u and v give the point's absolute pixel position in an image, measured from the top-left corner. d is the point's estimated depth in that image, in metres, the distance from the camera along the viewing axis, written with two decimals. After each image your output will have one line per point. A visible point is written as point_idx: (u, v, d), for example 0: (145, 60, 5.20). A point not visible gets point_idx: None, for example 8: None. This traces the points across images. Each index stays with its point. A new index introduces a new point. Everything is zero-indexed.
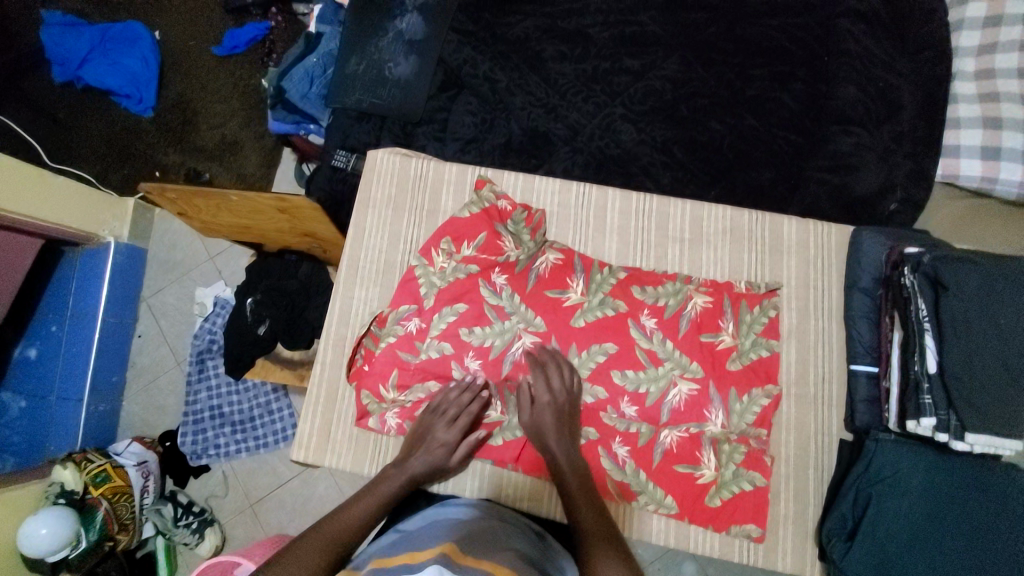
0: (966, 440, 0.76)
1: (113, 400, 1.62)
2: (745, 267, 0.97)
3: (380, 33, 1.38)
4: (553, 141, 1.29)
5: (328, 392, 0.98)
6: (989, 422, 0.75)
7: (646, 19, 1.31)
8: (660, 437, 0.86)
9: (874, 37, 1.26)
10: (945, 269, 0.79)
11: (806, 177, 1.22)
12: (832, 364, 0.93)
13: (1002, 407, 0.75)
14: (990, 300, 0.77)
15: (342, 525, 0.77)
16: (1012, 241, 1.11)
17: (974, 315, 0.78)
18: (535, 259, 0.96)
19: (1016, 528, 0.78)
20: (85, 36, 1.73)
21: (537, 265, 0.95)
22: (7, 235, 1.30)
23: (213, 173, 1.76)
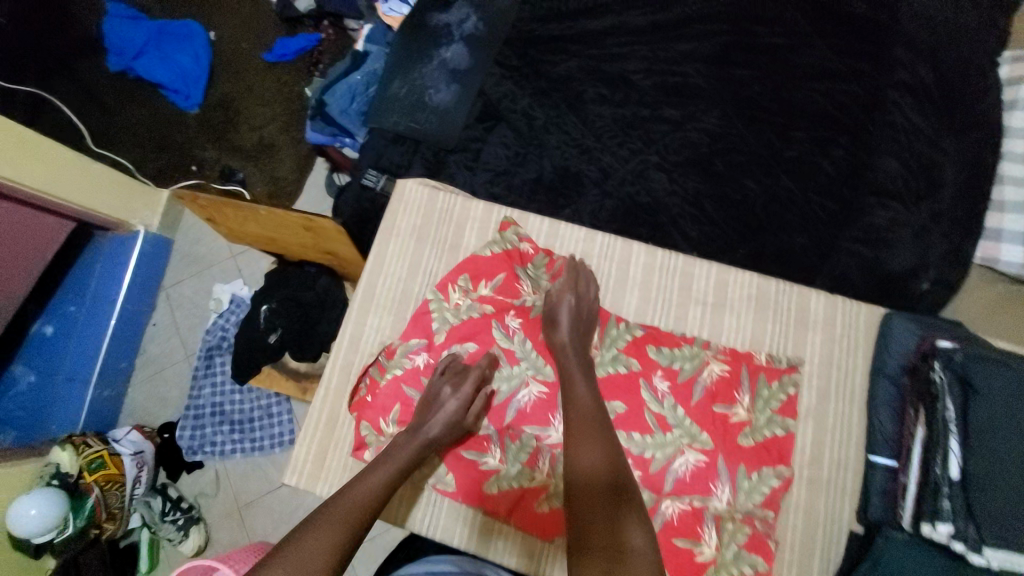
0: (984, 555, 0.72)
1: (119, 386, 1.63)
2: (768, 338, 0.94)
3: (426, 58, 1.41)
4: (583, 182, 1.28)
5: (329, 417, 0.97)
6: (1011, 539, 0.71)
7: (690, 70, 1.32)
8: (661, 507, 0.82)
9: (922, 111, 1.24)
10: (976, 371, 0.77)
11: (840, 247, 1.18)
12: (850, 452, 0.89)
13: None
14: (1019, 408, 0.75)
15: (350, 503, 0.74)
16: None
17: (1003, 422, 0.74)
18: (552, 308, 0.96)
19: None
20: (144, 30, 1.81)
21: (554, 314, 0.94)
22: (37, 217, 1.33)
23: (247, 173, 1.79)
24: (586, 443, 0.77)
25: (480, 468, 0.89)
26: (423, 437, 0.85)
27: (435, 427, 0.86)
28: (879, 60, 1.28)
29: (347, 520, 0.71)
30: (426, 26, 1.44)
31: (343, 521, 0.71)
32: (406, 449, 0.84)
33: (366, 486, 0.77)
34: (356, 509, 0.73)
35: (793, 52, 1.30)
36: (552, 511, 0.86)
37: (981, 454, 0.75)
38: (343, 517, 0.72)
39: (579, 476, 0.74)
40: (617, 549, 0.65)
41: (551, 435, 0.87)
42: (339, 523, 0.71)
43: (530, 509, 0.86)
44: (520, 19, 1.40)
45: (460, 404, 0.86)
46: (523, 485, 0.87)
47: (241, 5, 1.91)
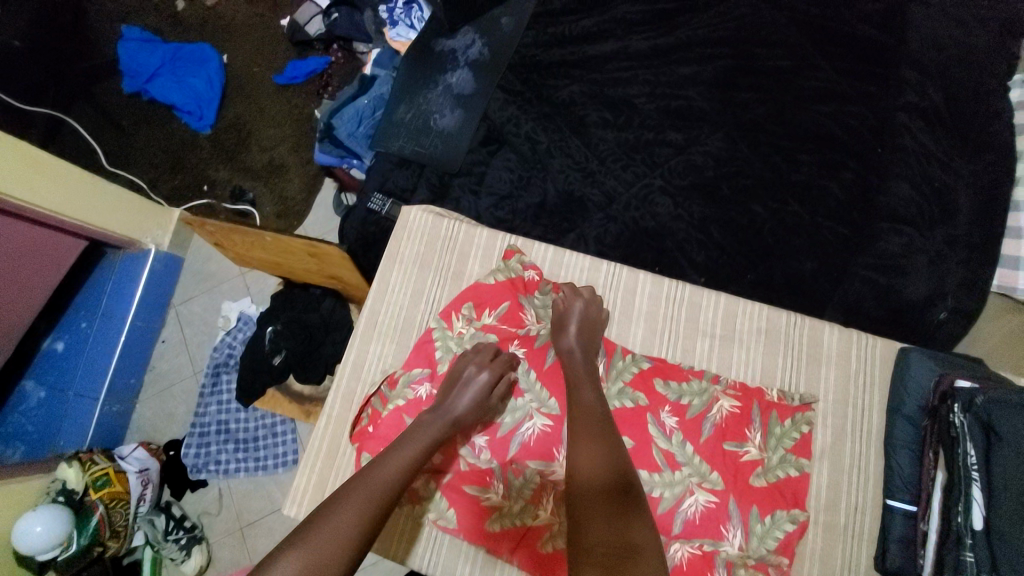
0: None
1: (127, 402, 1.63)
2: (778, 373, 0.92)
3: (432, 84, 1.42)
4: (587, 206, 1.27)
5: (329, 447, 0.95)
6: None
7: (694, 94, 1.31)
8: (670, 550, 0.79)
9: (931, 135, 1.22)
10: (1001, 417, 0.72)
11: (850, 273, 1.16)
12: (866, 495, 0.86)
13: None
14: None
15: (374, 486, 0.72)
16: None
17: None
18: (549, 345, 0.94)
19: None
20: (158, 53, 1.85)
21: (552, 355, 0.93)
22: (50, 236, 1.35)
23: (256, 192, 1.81)
24: (585, 442, 0.76)
25: (482, 504, 0.86)
26: (450, 416, 0.84)
27: (460, 407, 0.85)
28: (886, 82, 1.26)
29: (369, 505, 0.70)
30: (432, 52, 1.46)
31: (367, 506, 0.69)
32: (431, 430, 0.82)
33: (388, 469, 0.75)
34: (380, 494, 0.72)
35: (798, 75, 1.30)
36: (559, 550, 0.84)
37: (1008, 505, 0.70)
38: (365, 501, 0.70)
39: (579, 481, 0.72)
40: (625, 558, 0.63)
41: (555, 470, 0.86)
42: (362, 508, 0.69)
43: (533, 549, 0.84)
44: (524, 44, 1.41)
45: (485, 384, 0.86)
46: (526, 523, 0.85)
47: (252, 29, 1.95)
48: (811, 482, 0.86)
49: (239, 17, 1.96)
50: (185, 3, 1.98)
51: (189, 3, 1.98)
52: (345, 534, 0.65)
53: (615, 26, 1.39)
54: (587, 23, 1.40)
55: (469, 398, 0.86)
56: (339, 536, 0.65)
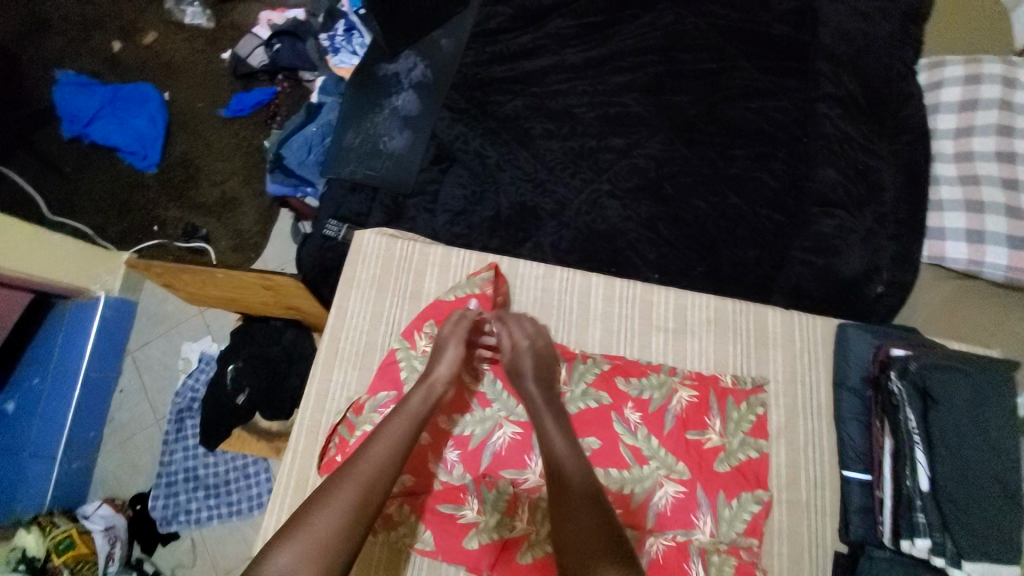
0: (963, 569, 0.73)
1: (87, 457, 1.55)
2: (730, 360, 0.95)
3: (377, 108, 1.43)
4: (540, 215, 1.30)
5: (297, 480, 0.93)
6: (987, 550, 0.72)
7: (630, 100, 1.37)
8: (645, 545, 0.80)
9: (851, 121, 1.30)
10: (935, 382, 0.78)
11: (790, 257, 1.22)
12: (824, 469, 0.89)
13: (996, 529, 0.73)
14: (979, 413, 0.76)
15: (365, 480, 0.74)
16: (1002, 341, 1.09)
17: (967, 429, 0.76)
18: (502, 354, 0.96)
19: None
20: (97, 95, 1.81)
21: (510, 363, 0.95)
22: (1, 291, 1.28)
23: (209, 228, 1.77)
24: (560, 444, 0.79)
25: (459, 521, 0.85)
26: (436, 384, 0.86)
27: (445, 370, 0.87)
28: (805, 76, 1.35)
29: (363, 500, 0.73)
30: (374, 77, 1.47)
31: (359, 499, 0.73)
32: (415, 402, 0.84)
33: (376, 454, 0.77)
34: (372, 482, 0.74)
35: (724, 76, 1.37)
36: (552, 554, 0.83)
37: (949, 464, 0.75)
38: (355, 495, 0.73)
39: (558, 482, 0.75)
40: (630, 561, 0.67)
41: (528, 479, 0.87)
42: (353, 505, 0.72)
43: (512, 561, 0.83)
44: (465, 63, 1.44)
45: (457, 352, 0.89)
46: (504, 535, 0.84)
47: (193, 66, 1.93)
48: (771, 461, 0.89)
49: (179, 54, 1.94)
50: (122, 44, 1.94)
51: (126, 44, 1.94)
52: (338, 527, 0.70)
53: (551, 41, 1.44)
54: (524, 40, 1.45)
55: (446, 370, 0.87)
56: (329, 532, 0.69)
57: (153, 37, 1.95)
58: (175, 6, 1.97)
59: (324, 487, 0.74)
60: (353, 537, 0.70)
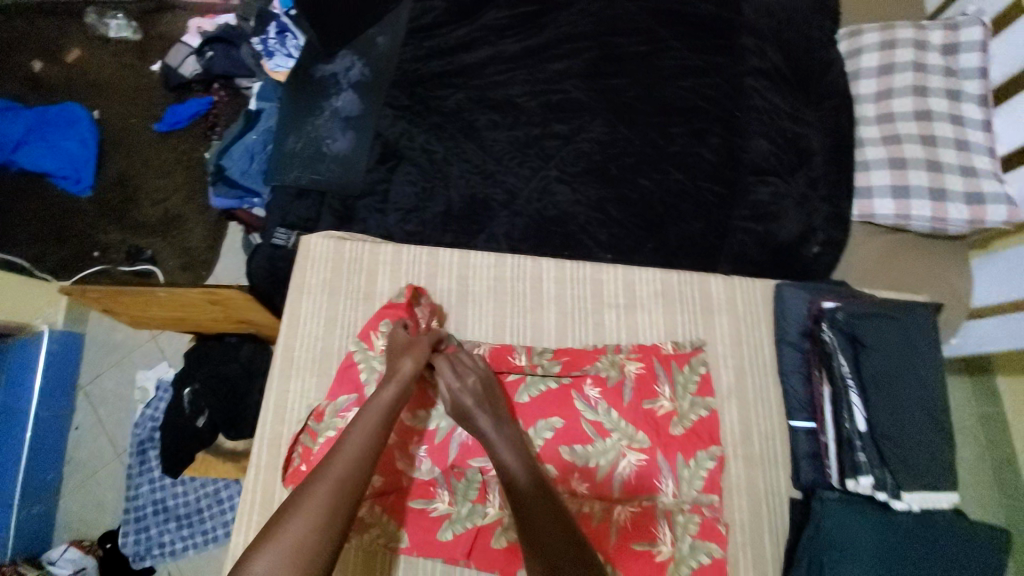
0: (903, 499, 0.79)
1: (48, 501, 1.48)
2: (679, 328, 0.98)
3: (317, 111, 1.40)
4: (492, 206, 1.30)
5: (264, 497, 0.91)
6: (922, 479, 0.79)
7: (571, 86, 1.38)
8: (614, 514, 0.83)
9: (779, 92, 1.36)
10: (862, 329, 0.85)
11: (733, 226, 1.26)
12: (773, 422, 0.93)
13: (926, 459, 0.80)
14: (906, 356, 0.84)
15: (337, 480, 0.72)
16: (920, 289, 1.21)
17: (896, 370, 0.83)
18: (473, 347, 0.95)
19: None
20: (21, 119, 1.70)
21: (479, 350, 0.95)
22: None
23: (154, 248, 1.69)
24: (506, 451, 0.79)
25: (430, 515, 0.85)
26: (403, 375, 0.84)
27: (409, 364, 0.85)
28: (733, 52, 1.40)
29: (339, 499, 0.70)
30: (310, 80, 1.43)
31: (337, 497, 0.70)
32: (388, 393, 0.82)
33: (349, 451, 0.75)
34: (345, 480, 0.72)
35: (658, 57, 1.40)
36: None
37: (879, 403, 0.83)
38: (330, 495, 0.70)
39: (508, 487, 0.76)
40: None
41: None
42: (331, 502, 0.70)
43: (488, 547, 0.84)
44: (403, 60, 1.42)
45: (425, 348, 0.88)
46: (477, 522, 0.85)
47: (121, 80, 1.83)
48: (723, 419, 0.93)
49: (104, 70, 1.84)
50: (43, 64, 1.84)
51: (47, 63, 1.84)
52: (316, 530, 0.67)
53: (487, 32, 1.44)
54: (460, 34, 1.44)
55: (412, 362, 0.85)
56: (306, 538, 0.66)
57: (76, 55, 1.85)
58: (97, 20, 1.88)
59: (296, 494, 0.71)
60: (334, 538, 0.68)
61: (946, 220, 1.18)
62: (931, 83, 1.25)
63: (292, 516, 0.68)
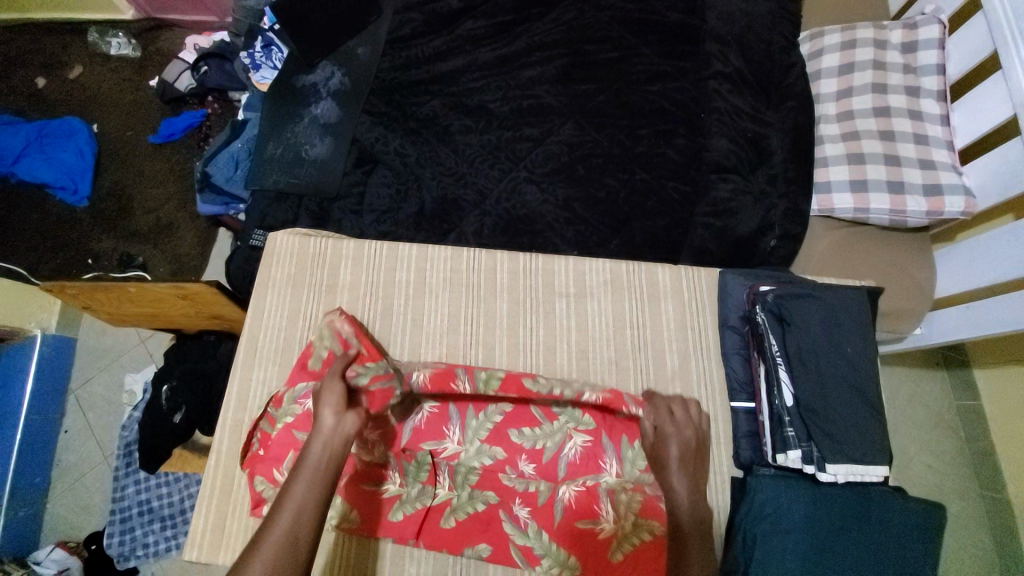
0: (829, 470, 0.84)
1: (35, 504, 1.49)
2: (627, 316, 1.05)
3: (297, 118, 1.46)
4: (463, 206, 1.34)
5: (223, 481, 0.95)
6: (846, 453, 0.84)
7: (542, 92, 1.43)
8: (558, 493, 0.91)
9: (740, 94, 1.40)
10: (790, 307, 0.90)
11: (694, 223, 1.30)
12: (715, 403, 0.98)
13: (855, 430, 0.85)
14: (831, 330, 0.89)
15: (278, 554, 0.60)
16: (873, 278, 1.23)
17: (817, 346, 0.88)
18: (411, 372, 0.96)
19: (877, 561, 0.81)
20: (21, 133, 1.77)
21: (416, 378, 0.95)
22: None
23: (146, 255, 1.74)
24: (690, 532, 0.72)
25: (382, 496, 0.89)
26: (345, 432, 0.72)
27: (326, 412, 0.73)
28: (697, 58, 1.45)
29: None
30: (292, 89, 1.50)
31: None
32: (314, 449, 0.69)
33: (282, 523, 0.62)
34: (291, 551, 0.61)
35: (626, 63, 1.45)
36: (475, 515, 0.90)
37: (806, 380, 0.87)
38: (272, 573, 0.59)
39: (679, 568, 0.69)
40: None
41: (447, 447, 0.95)
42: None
43: (437, 526, 0.89)
44: (381, 70, 1.49)
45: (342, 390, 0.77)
46: (427, 502, 0.89)
47: (120, 95, 1.91)
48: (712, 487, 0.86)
49: (105, 85, 1.92)
50: (46, 79, 1.93)
51: (51, 80, 1.93)
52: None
53: (463, 42, 1.50)
54: (436, 43, 1.50)
55: (331, 409, 0.74)
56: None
57: (78, 71, 1.94)
58: (98, 38, 1.97)
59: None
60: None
61: (904, 213, 1.20)
62: (891, 80, 1.29)
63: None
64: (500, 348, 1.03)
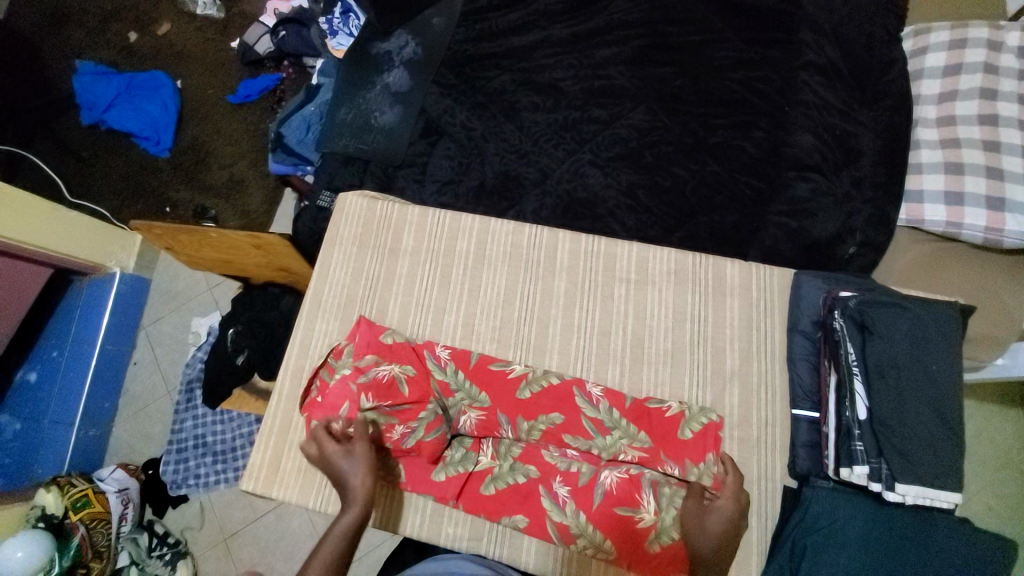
0: (897, 490, 0.79)
1: (104, 426, 1.62)
2: (688, 308, 1.03)
3: (369, 85, 1.48)
4: (524, 184, 1.34)
5: (282, 422, 1.01)
6: (919, 475, 0.79)
7: (615, 73, 1.40)
8: (600, 477, 0.91)
9: (831, 88, 1.32)
10: (872, 316, 0.86)
11: (766, 221, 1.24)
12: (775, 408, 0.96)
13: (930, 453, 0.80)
14: (911, 346, 0.84)
15: None
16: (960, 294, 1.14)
17: (895, 358, 0.83)
18: (458, 416, 0.97)
19: None
20: (113, 84, 1.89)
21: (464, 422, 0.96)
22: (30, 268, 1.38)
23: (218, 209, 1.84)
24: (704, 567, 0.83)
25: (441, 458, 0.95)
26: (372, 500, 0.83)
27: (356, 477, 0.83)
28: (788, 47, 1.36)
29: None
30: (368, 55, 1.52)
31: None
32: (348, 517, 0.80)
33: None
34: None
35: (708, 47, 1.39)
36: (514, 486, 0.92)
37: (882, 394, 0.83)
38: None
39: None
40: None
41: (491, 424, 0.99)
42: None
43: (478, 491, 0.93)
44: (454, 41, 1.49)
45: (370, 454, 0.86)
46: (469, 468, 0.94)
47: (204, 53, 2.01)
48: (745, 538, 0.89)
49: (190, 44, 2.02)
50: (137, 34, 2.04)
51: (141, 35, 2.04)
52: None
53: (539, 18, 1.48)
54: (512, 17, 1.49)
55: (365, 474, 0.84)
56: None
57: (167, 28, 2.04)
58: None
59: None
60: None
61: (1002, 232, 1.10)
62: (1003, 86, 1.17)
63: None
64: (554, 328, 1.04)
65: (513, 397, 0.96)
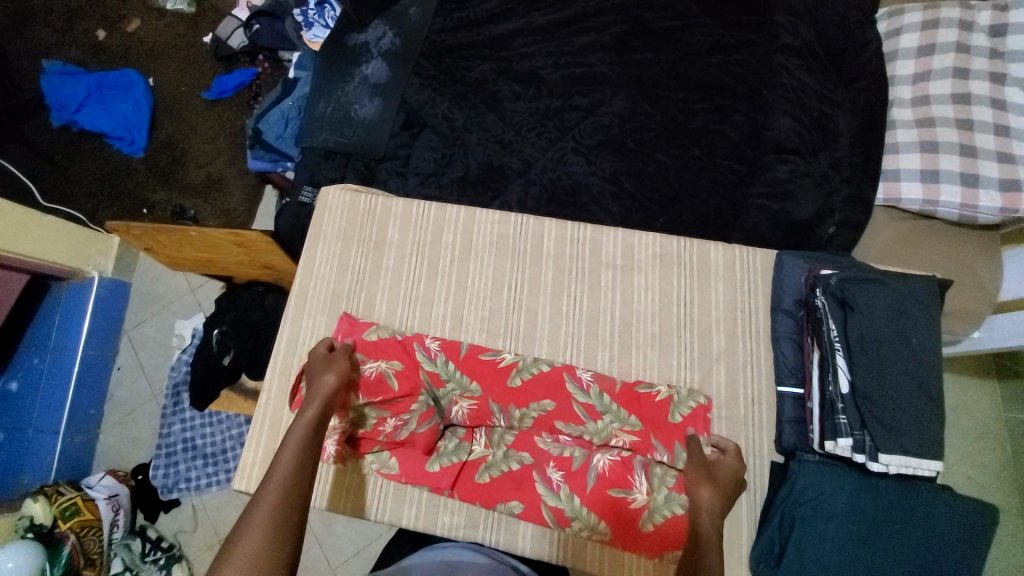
0: (880, 461, 0.82)
1: (90, 433, 1.59)
2: (675, 291, 1.04)
3: (347, 78, 1.45)
4: (508, 174, 1.33)
5: (272, 420, 1.00)
6: (900, 444, 0.82)
7: (595, 60, 1.39)
8: (592, 461, 0.92)
9: (807, 70, 1.33)
10: (851, 292, 0.88)
11: (748, 204, 1.26)
12: (761, 386, 0.98)
13: (908, 423, 0.83)
14: (889, 320, 0.86)
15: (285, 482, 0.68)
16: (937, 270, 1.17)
17: (875, 333, 0.86)
18: (450, 406, 0.97)
19: (918, 554, 0.82)
20: (82, 83, 1.84)
21: (457, 412, 0.96)
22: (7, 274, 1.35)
23: (198, 208, 1.81)
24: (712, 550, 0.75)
25: (435, 448, 0.95)
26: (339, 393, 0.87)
27: (324, 377, 0.88)
28: (765, 30, 1.37)
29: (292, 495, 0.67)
30: (344, 47, 1.49)
31: (285, 493, 0.67)
32: (315, 404, 0.83)
33: (288, 458, 0.72)
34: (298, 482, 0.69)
35: (685, 32, 1.39)
36: (509, 473, 0.93)
37: (862, 367, 0.85)
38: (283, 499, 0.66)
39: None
40: None
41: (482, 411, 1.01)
42: (283, 491, 0.67)
43: (471, 480, 0.93)
44: (432, 31, 1.47)
45: (338, 358, 0.92)
46: (463, 458, 0.94)
47: (175, 50, 1.96)
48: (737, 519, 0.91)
49: (160, 41, 1.96)
50: (106, 32, 1.97)
51: (110, 32, 1.97)
52: (272, 525, 0.62)
53: (516, 6, 1.47)
54: (489, 5, 1.47)
55: (333, 372, 0.89)
56: (266, 529, 0.61)
57: (136, 25, 1.98)
58: None
59: (249, 504, 0.65)
60: (289, 539, 0.62)
61: (976, 208, 1.12)
62: (975, 64, 1.18)
63: (248, 522, 0.62)
64: (543, 316, 1.04)
65: (504, 386, 0.96)
